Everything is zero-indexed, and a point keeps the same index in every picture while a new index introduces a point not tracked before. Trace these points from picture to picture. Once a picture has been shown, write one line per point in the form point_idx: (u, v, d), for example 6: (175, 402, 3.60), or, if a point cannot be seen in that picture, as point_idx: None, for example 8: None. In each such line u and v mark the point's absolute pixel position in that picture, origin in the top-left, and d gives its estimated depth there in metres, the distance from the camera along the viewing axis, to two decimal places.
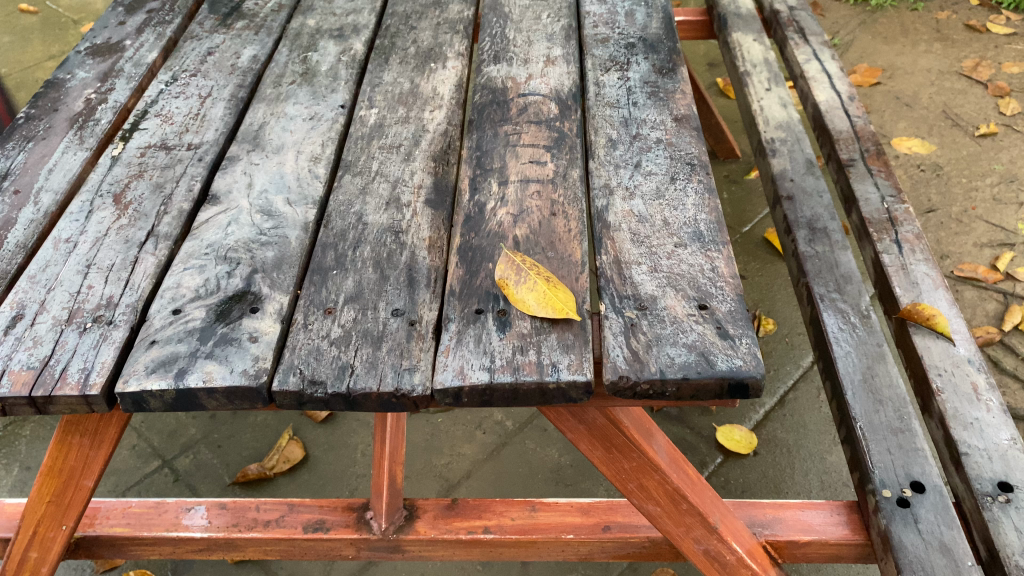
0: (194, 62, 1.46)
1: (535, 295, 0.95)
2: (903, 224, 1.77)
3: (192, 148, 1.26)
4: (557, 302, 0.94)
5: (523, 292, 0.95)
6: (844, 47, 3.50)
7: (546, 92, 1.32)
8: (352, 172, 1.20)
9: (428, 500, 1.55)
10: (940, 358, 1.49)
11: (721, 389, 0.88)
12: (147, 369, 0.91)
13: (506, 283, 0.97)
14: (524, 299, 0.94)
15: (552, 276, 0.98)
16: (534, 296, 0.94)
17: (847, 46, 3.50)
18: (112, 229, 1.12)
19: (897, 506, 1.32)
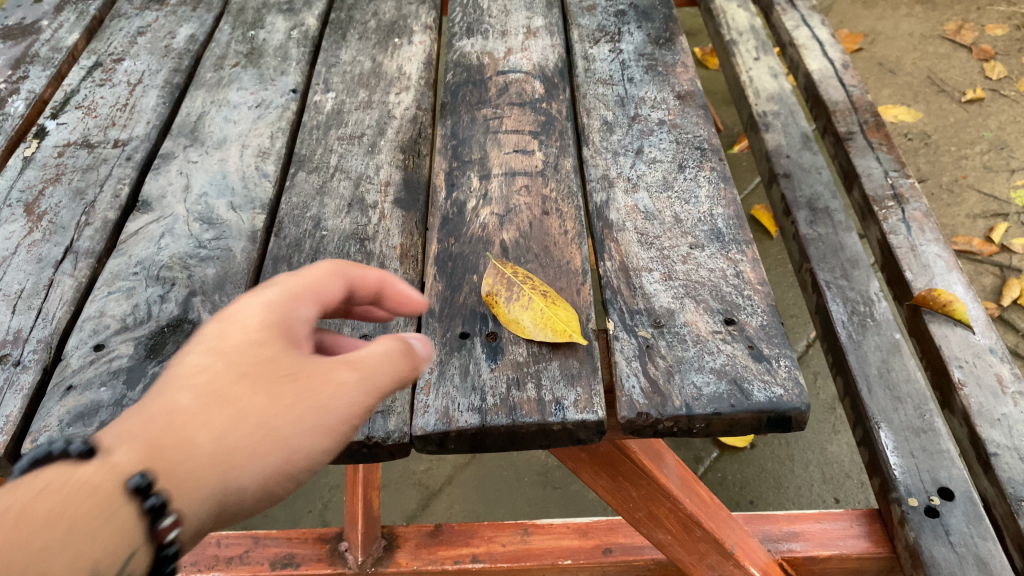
0: (122, 44, 1.27)
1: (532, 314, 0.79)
2: (909, 202, 1.60)
3: (119, 145, 1.08)
4: (557, 323, 0.78)
5: (518, 311, 0.80)
6: (824, 12, 3.36)
7: (529, 68, 1.16)
8: (307, 168, 1.03)
9: (410, 528, 1.40)
10: (960, 348, 1.34)
11: (758, 423, 0.74)
12: (60, 424, 0.74)
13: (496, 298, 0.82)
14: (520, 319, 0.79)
15: (549, 290, 0.82)
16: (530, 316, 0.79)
17: (827, 12, 3.35)
18: (22, 246, 0.94)
19: (926, 516, 1.16)
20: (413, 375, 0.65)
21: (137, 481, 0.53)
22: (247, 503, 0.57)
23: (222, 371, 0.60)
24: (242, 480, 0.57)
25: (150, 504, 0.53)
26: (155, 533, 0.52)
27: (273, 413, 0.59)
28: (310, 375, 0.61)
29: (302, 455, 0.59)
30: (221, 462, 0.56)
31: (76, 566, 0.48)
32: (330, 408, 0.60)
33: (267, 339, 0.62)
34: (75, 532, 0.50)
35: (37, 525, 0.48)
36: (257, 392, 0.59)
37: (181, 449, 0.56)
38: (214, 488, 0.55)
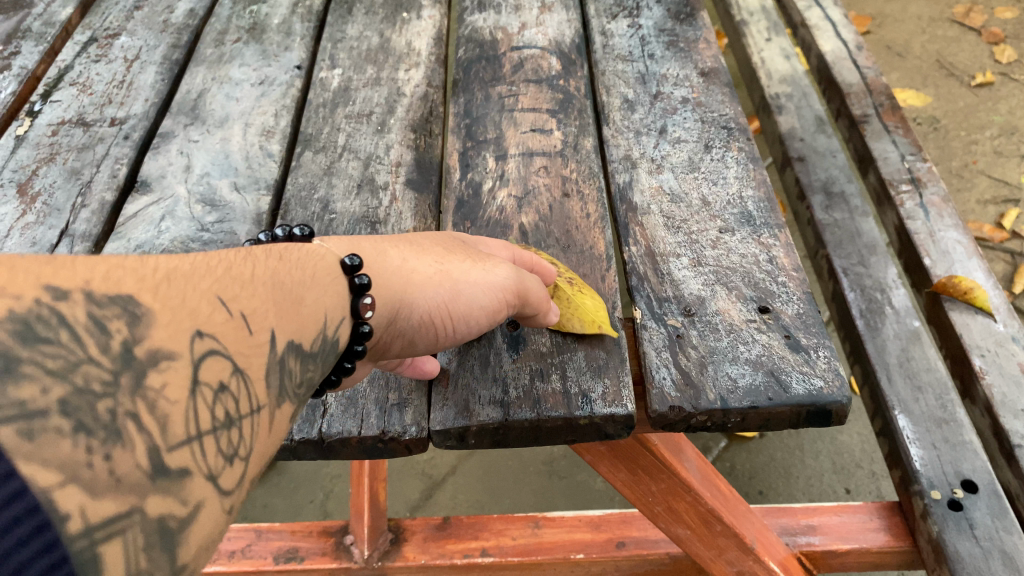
0: (118, 18, 1.22)
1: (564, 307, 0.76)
2: (927, 186, 1.54)
3: (116, 123, 1.04)
4: (588, 313, 0.75)
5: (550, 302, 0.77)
6: None
7: (544, 43, 1.11)
8: (314, 148, 0.98)
9: (417, 520, 1.36)
10: (981, 337, 1.30)
11: (795, 418, 0.70)
12: None
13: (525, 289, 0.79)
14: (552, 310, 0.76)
15: (574, 279, 0.79)
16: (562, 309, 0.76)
17: None
18: (16, 228, 0.89)
19: (949, 509, 1.11)
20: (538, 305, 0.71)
21: (351, 262, 0.64)
22: (412, 321, 0.66)
23: (421, 237, 0.73)
24: (416, 296, 0.67)
25: (360, 282, 0.63)
26: (361, 305, 0.62)
27: (446, 262, 0.69)
28: (477, 254, 0.72)
29: (464, 297, 0.68)
30: (406, 278, 0.67)
31: (317, 306, 0.60)
32: (495, 275, 0.69)
33: (448, 235, 0.75)
34: (315, 281, 0.61)
35: (290, 267, 0.59)
36: (440, 248, 0.71)
37: (381, 258, 0.67)
38: (394, 292, 0.66)
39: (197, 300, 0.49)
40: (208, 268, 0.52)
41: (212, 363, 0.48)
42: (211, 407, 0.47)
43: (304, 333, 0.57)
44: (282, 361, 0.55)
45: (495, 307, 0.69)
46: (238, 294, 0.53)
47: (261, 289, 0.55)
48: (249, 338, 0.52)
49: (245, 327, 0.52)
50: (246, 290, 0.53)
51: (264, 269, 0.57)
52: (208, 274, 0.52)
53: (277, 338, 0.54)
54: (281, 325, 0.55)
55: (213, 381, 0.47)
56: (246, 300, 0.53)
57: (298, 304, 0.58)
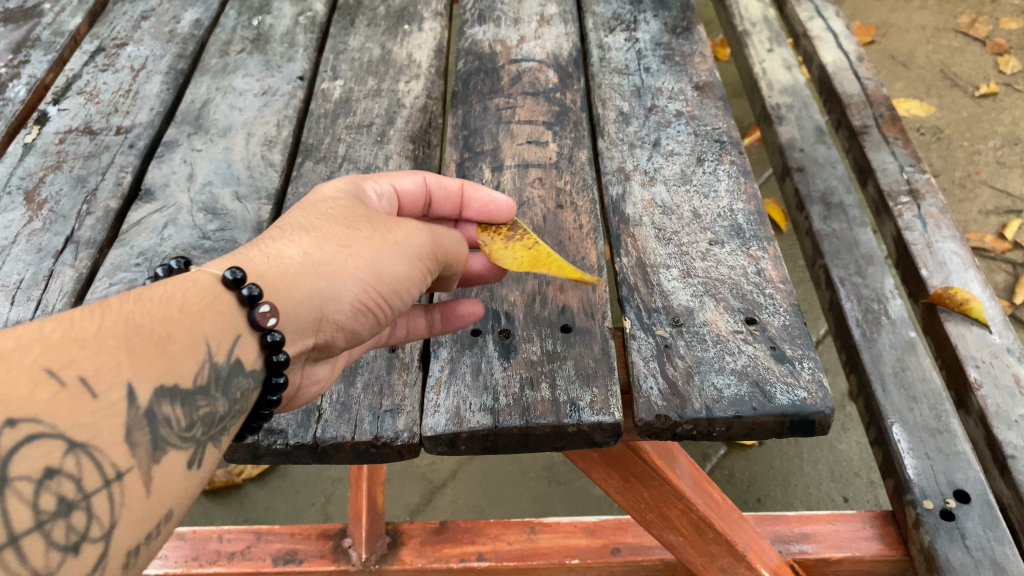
0: (126, 28, 1.25)
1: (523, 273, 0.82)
2: (925, 198, 1.55)
3: (122, 132, 1.06)
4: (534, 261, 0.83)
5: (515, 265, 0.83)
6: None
7: (542, 57, 1.13)
8: (315, 158, 1.00)
9: (415, 524, 1.38)
10: (976, 348, 1.30)
11: (780, 427, 0.71)
12: None
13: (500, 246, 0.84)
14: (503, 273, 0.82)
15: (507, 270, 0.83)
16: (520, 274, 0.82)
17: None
18: (22, 235, 0.91)
19: (942, 519, 1.12)
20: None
21: (233, 276, 0.66)
22: (345, 312, 0.71)
23: (311, 215, 0.75)
24: (340, 287, 0.70)
25: (249, 294, 0.66)
26: (260, 317, 0.66)
27: (355, 242, 0.73)
28: (380, 225, 0.76)
29: (387, 274, 0.73)
30: (317, 271, 0.70)
31: (193, 335, 0.62)
32: (402, 243, 0.74)
33: (340, 203, 0.77)
34: (187, 312, 0.63)
35: (158, 302, 0.61)
36: (338, 226, 0.74)
37: (278, 260, 0.70)
38: (314, 288, 0.69)
39: (22, 381, 0.50)
40: (39, 337, 0.53)
41: (38, 446, 0.49)
42: (37, 497, 0.48)
43: (177, 372, 0.60)
44: (150, 412, 0.57)
45: (416, 268, 0.75)
46: (79, 357, 0.54)
47: (111, 340, 0.56)
48: (93, 403, 0.53)
49: (87, 392, 0.53)
50: (87, 350, 0.54)
51: (118, 314, 0.58)
52: (37, 344, 0.53)
53: (137, 387, 0.56)
54: (140, 371, 0.57)
55: (35, 470, 0.49)
56: (90, 360, 0.54)
57: (166, 340, 0.60)
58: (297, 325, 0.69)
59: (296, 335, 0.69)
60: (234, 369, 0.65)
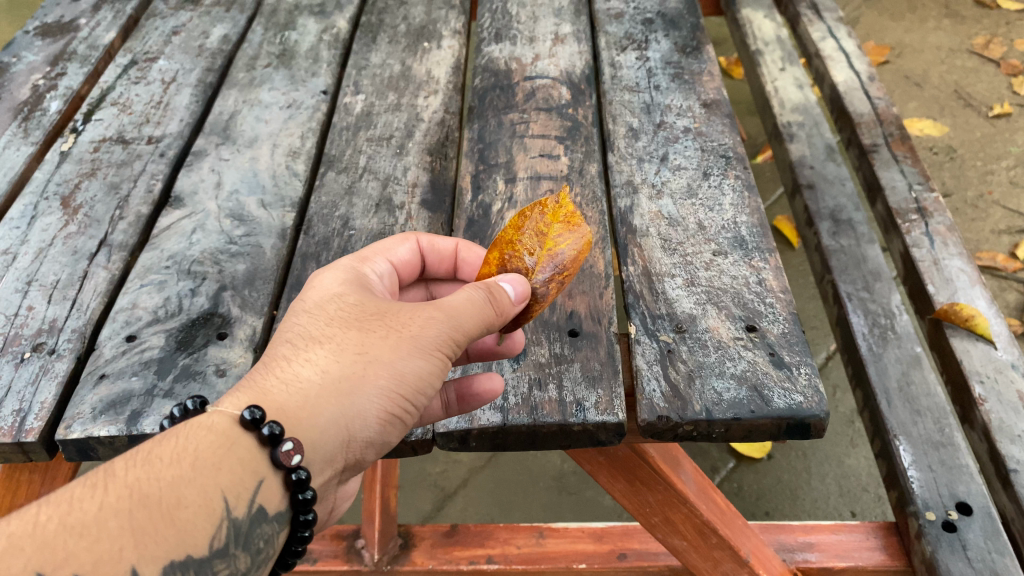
0: (157, 43, 1.30)
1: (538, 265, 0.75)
2: (933, 215, 1.45)
3: (153, 141, 1.11)
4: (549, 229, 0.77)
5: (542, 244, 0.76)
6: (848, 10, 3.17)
7: (556, 74, 1.17)
8: (336, 168, 1.05)
9: (425, 527, 1.40)
10: (981, 363, 1.22)
11: (777, 430, 0.75)
12: (94, 411, 0.76)
13: (546, 209, 0.76)
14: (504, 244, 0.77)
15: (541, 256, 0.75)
16: (536, 261, 0.75)
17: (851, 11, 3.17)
18: (58, 238, 0.96)
19: (943, 530, 1.03)
20: (498, 320, 0.71)
21: (251, 416, 0.64)
22: (372, 427, 0.69)
23: (321, 322, 0.71)
24: (360, 403, 0.67)
25: (269, 433, 0.64)
26: (280, 456, 0.65)
27: (369, 346, 0.69)
28: (398, 318, 0.71)
29: (410, 375, 0.69)
30: (335, 392, 0.67)
31: (207, 495, 0.61)
32: (421, 337, 0.69)
33: (346, 298, 0.73)
34: (200, 468, 0.62)
35: (167, 464, 0.61)
36: (351, 331, 0.70)
37: (292, 386, 0.67)
38: (335, 412, 0.67)
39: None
40: (36, 533, 0.54)
41: None
42: None
43: (187, 544, 0.59)
44: None
45: (441, 358, 0.70)
46: (75, 553, 0.54)
47: (111, 524, 0.56)
48: None
49: None
50: (84, 542, 0.55)
51: (121, 487, 0.58)
52: (32, 545, 0.54)
53: (141, 571, 0.56)
54: (143, 552, 0.57)
55: None
56: (88, 555, 0.55)
57: (175, 508, 0.59)
58: (326, 448, 0.67)
59: (325, 462, 0.68)
60: (253, 516, 0.65)
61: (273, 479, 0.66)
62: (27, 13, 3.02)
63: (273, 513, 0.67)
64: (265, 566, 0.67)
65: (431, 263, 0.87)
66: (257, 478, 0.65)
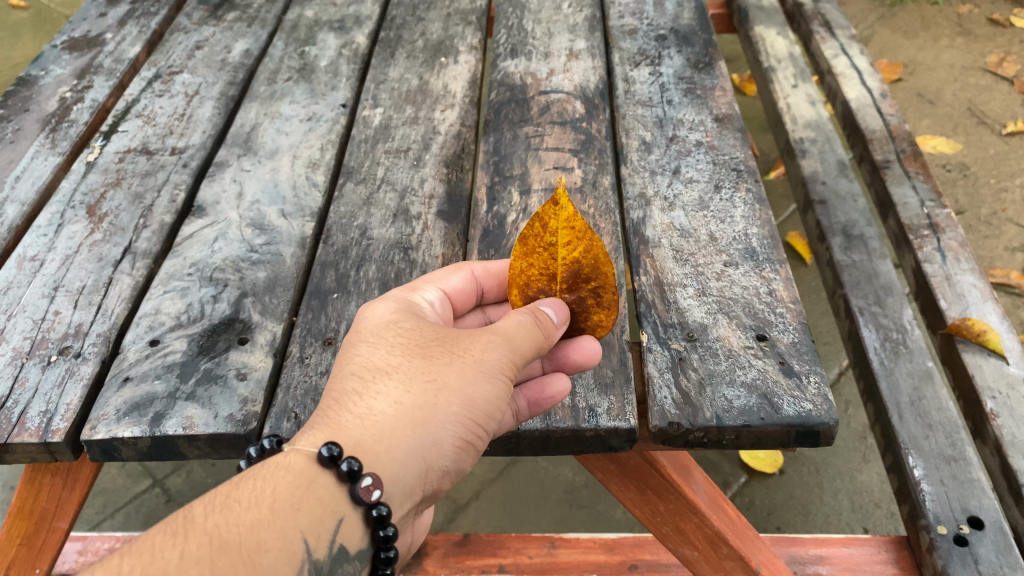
0: (181, 57, 1.33)
1: (572, 266, 0.75)
2: (945, 231, 1.46)
3: (176, 152, 1.13)
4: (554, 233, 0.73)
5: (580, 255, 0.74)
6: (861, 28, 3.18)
7: (570, 89, 1.19)
8: (355, 180, 1.07)
9: (438, 536, 1.37)
10: (993, 378, 1.21)
11: (786, 437, 0.76)
12: (118, 413, 0.78)
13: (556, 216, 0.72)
14: (522, 259, 0.76)
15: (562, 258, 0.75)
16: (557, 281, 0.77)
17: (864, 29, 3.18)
18: (84, 245, 0.99)
19: (956, 544, 1.02)
20: (548, 342, 0.74)
21: (329, 453, 0.65)
22: (447, 455, 0.71)
23: (383, 350, 0.72)
24: (438, 432, 0.70)
25: (348, 469, 0.66)
26: (361, 492, 0.66)
27: (437, 375, 0.71)
28: (460, 347, 0.73)
29: (480, 401, 0.70)
30: (412, 423, 0.69)
31: (287, 537, 0.62)
32: (485, 362, 0.71)
33: (403, 324, 0.75)
34: (279, 510, 0.63)
35: (246, 508, 0.61)
36: (414, 360, 0.72)
37: (368, 421, 0.68)
38: (413, 443, 0.69)
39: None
40: None
41: None
42: None
43: None
44: None
45: (506, 383, 0.72)
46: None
47: (194, 571, 0.56)
48: None
49: None
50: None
51: (201, 535, 0.58)
52: None
53: None
54: None
55: None
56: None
57: (256, 553, 0.59)
58: (406, 479, 0.69)
59: (405, 495, 0.70)
60: (334, 557, 0.65)
61: (351, 518, 0.67)
62: (53, 30, 3.08)
63: (353, 552, 0.67)
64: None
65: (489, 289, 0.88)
66: (337, 517, 0.66)
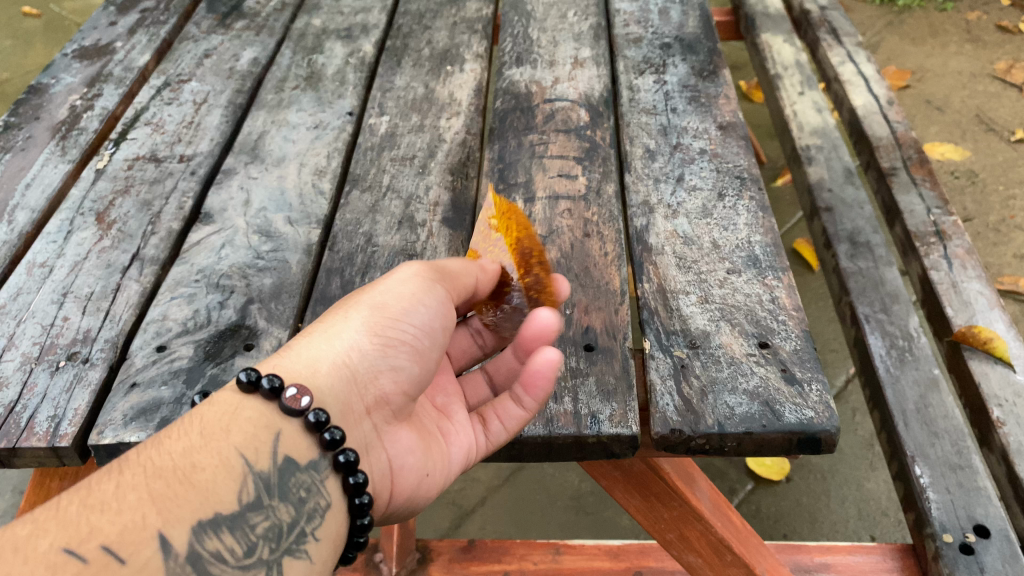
0: (190, 65, 1.34)
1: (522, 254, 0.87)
2: (951, 239, 1.45)
3: (184, 160, 1.15)
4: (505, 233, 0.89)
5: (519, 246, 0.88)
6: (868, 36, 3.18)
7: (575, 97, 1.20)
8: (361, 187, 1.08)
9: (443, 541, 1.38)
10: (1001, 387, 1.21)
11: (788, 445, 0.76)
12: (125, 418, 0.79)
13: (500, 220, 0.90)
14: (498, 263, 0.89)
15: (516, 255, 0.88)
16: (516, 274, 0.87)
17: (872, 36, 3.17)
18: (93, 252, 1.00)
19: (961, 553, 1.02)
20: (470, 268, 0.86)
21: (248, 377, 0.71)
22: (369, 355, 0.78)
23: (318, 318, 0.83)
24: (349, 339, 0.78)
25: (271, 385, 0.71)
26: (290, 402, 0.71)
27: (349, 303, 0.81)
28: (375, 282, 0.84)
29: (386, 303, 0.80)
30: (327, 339, 0.78)
31: (222, 455, 0.66)
32: (392, 279, 0.82)
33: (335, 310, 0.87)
34: (209, 434, 0.67)
35: (177, 437, 0.65)
36: (336, 306, 0.82)
37: (292, 353, 0.77)
38: (330, 356, 0.77)
39: (39, 565, 0.52)
40: (54, 517, 0.56)
41: None
42: None
43: (208, 501, 0.62)
44: (191, 548, 0.59)
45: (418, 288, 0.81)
46: (100, 527, 0.56)
47: (131, 495, 0.59)
48: (122, 569, 0.55)
49: (113, 560, 0.55)
50: (108, 516, 0.57)
51: (135, 466, 0.61)
52: (52, 530, 0.55)
53: (168, 534, 0.59)
54: (167, 518, 0.59)
55: None
56: (113, 526, 0.57)
57: (191, 471, 0.63)
58: (331, 379, 0.76)
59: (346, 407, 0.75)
60: (281, 467, 0.69)
61: (291, 431, 0.72)
62: (67, 38, 3.11)
63: (301, 463, 0.71)
64: (317, 517, 0.69)
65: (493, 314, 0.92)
66: (274, 431, 0.71)
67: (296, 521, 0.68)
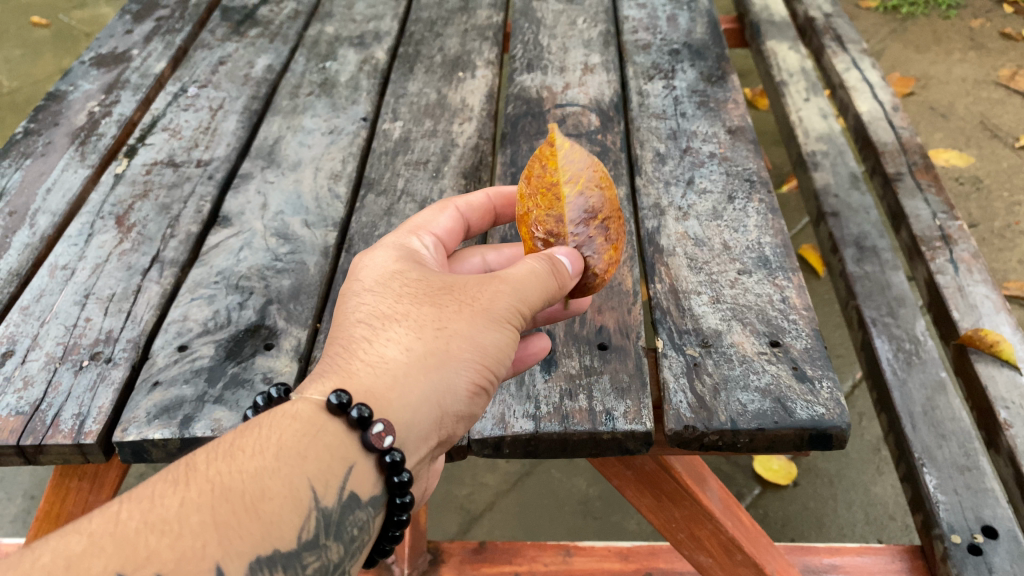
0: (205, 72, 1.37)
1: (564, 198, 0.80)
2: (957, 243, 1.46)
3: (201, 164, 1.17)
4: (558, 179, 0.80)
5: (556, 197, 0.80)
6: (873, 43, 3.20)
7: (585, 102, 1.22)
8: (376, 191, 1.10)
9: (453, 544, 1.39)
10: (1008, 390, 1.21)
11: (800, 441, 0.77)
12: (148, 416, 0.81)
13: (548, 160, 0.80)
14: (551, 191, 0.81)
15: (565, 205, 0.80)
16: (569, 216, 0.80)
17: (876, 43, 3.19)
18: (114, 254, 1.02)
19: (969, 553, 1.03)
20: (560, 290, 0.77)
21: (337, 400, 0.67)
22: (461, 400, 0.74)
23: (390, 300, 0.75)
24: (452, 379, 0.72)
25: (357, 415, 0.67)
26: (371, 438, 0.68)
27: (445, 322, 0.73)
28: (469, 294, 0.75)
29: (490, 346, 0.73)
30: (424, 368, 0.71)
31: (294, 485, 0.63)
32: (494, 307, 0.74)
33: (408, 275, 0.77)
34: (285, 457, 0.64)
35: (252, 455, 0.62)
36: (423, 306, 0.74)
37: (379, 367, 0.70)
38: (427, 387, 0.71)
39: None
40: (111, 532, 0.54)
41: None
42: None
43: (269, 536, 0.60)
44: None
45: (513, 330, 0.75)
46: (157, 551, 0.54)
47: (193, 518, 0.57)
48: None
49: None
50: (166, 540, 0.55)
51: (203, 482, 0.59)
52: (107, 552, 0.53)
53: (225, 568, 0.56)
54: (227, 552, 0.57)
55: None
56: (170, 553, 0.55)
57: (259, 500, 0.61)
58: (421, 421, 0.71)
59: (420, 439, 0.72)
60: (344, 503, 0.67)
61: (364, 466, 0.69)
62: (82, 46, 3.15)
63: (365, 498, 0.69)
64: (358, 556, 0.68)
65: (473, 224, 0.94)
66: (348, 463, 0.67)
67: (342, 562, 0.66)
